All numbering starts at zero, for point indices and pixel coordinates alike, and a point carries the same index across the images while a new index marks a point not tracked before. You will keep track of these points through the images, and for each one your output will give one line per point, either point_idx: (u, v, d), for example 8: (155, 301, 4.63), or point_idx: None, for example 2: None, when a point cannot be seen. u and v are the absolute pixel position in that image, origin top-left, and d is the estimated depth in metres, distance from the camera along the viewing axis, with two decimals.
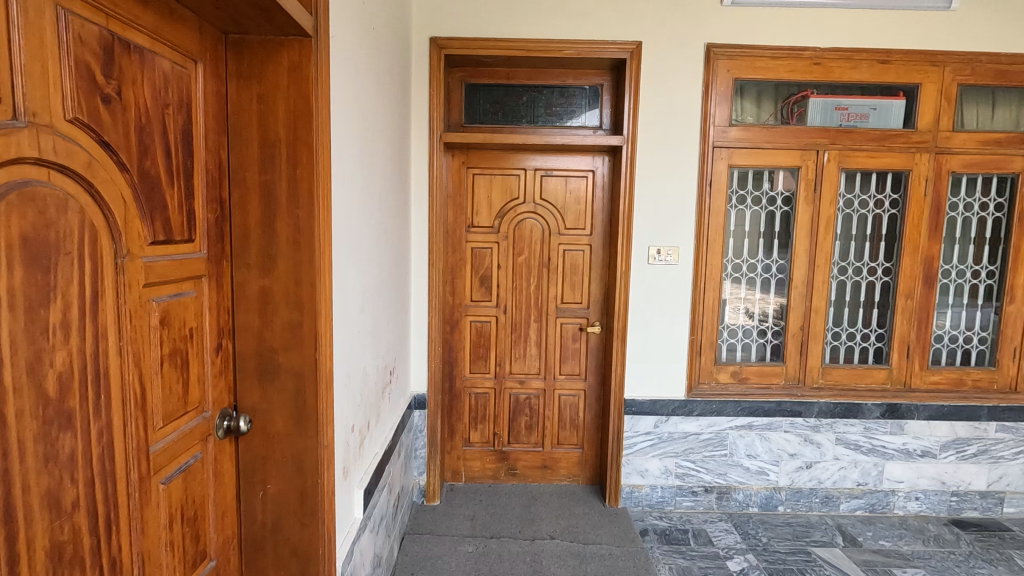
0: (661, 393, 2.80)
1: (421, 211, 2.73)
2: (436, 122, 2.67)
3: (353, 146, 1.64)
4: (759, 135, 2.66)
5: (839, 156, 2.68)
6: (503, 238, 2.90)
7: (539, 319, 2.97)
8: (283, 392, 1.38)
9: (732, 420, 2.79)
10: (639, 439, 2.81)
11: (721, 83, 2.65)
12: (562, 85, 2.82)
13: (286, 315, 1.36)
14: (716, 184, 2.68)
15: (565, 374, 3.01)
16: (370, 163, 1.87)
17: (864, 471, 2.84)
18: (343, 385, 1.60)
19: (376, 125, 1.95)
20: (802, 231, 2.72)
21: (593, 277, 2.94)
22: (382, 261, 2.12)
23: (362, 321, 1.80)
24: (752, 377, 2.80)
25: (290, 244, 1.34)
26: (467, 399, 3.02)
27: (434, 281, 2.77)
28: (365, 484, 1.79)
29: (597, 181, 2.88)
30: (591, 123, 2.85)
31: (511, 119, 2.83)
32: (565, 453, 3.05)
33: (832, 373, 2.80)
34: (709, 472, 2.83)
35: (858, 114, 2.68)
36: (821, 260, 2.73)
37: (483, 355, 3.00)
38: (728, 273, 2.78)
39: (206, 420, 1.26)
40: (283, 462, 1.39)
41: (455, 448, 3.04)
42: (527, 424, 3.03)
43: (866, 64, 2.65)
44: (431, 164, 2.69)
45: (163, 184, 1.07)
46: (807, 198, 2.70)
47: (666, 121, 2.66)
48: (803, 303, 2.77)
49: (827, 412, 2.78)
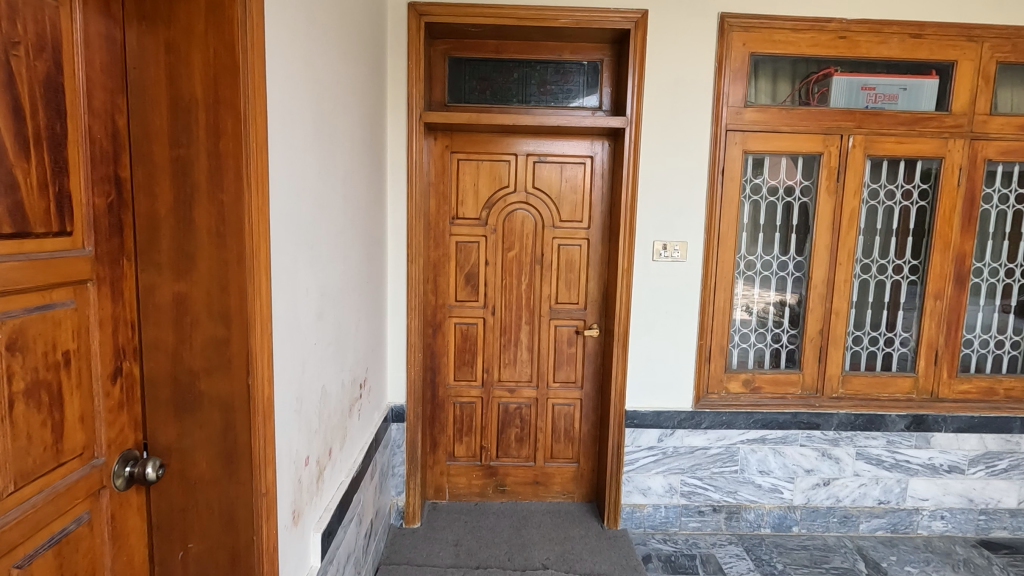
0: (666, 404, 2.53)
1: (398, 202, 2.43)
2: (415, 99, 2.36)
3: (304, 121, 1.32)
4: (777, 118, 2.38)
5: (865, 142, 2.41)
6: (491, 231, 2.61)
7: (530, 321, 2.68)
8: (207, 426, 1.08)
9: (743, 434, 2.53)
10: (641, 454, 2.54)
11: (736, 59, 2.36)
12: (557, 60, 2.52)
13: (210, 329, 1.06)
14: (729, 171, 2.40)
15: (559, 382, 2.73)
16: (330, 143, 1.56)
17: (886, 488, 2.59)
18: (290, 414, 1.29)
19: (340, 100, 1.64)
20: (822, 224, 2.45)
21: (591, 274, 2.65)
22: (349, 259, 1.81)
23: (319, 333, 1.49)
24: (765, 386, 2.53)
25: (212, 238, 1.04)
26: (452, 409, 2.74)
27: (413, 279, 2.46)
28: (324, 526, 1.51)
29: (595, 169, 2.59)
30: (590, 103, 2.56)
31: (500, 99, 2.53)
32: (559, 468, 2.77)
33: (852, 381, 2.55)
34: (717, 490, 2.57)
35: (886, 95, 2.41)
36: (844, 256, 2.47)
37: (469, 361, 2.71)
38: (740, 271, 2.50)
39: (97, 469, 0.96)
40: (209, 515, 1.10)
41: (438, 463, 2.76)
42: (517, 436, 2.76)
43: (896, 38, 2.38)
44: (409, 147, 2.39)
45: (8, 155, 0.78)
46: (828, 188, 2.43)
47: (674, 100, 2.37)
48: (823, 304, 2.50)
49: (847, 425, 2.53)
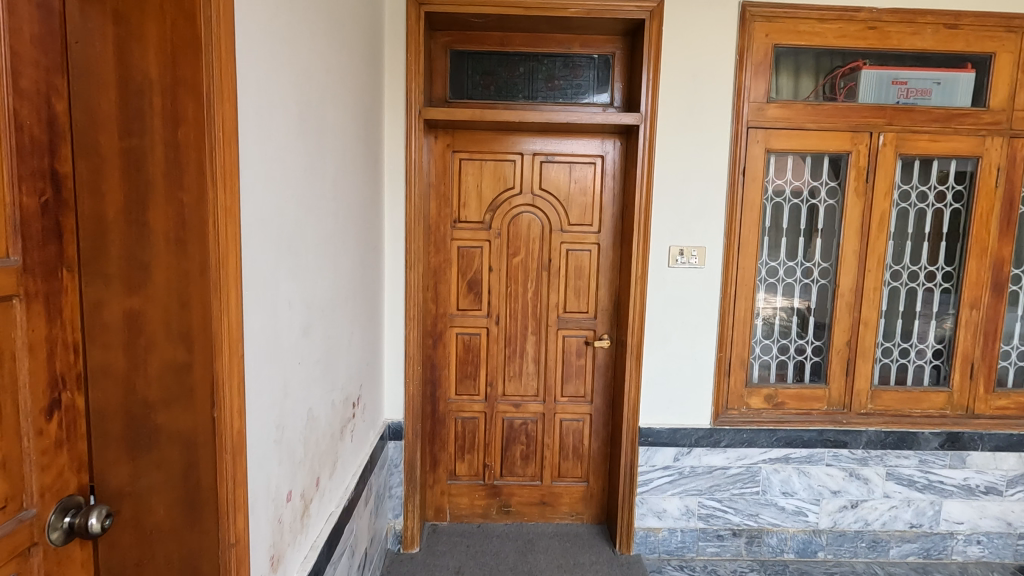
0: (683, 421, 2.36)
1: (395, 204, 2.27)
2: (415, 94, 2.20)
3: (288, 111, 1.17)
4: (802, 114, 2.22)
5: (896, 140, 2.25)
6: (496, 235, 2.45)
7: (537, 331, 2.51)
8: (165, 467, 0.92)
9: (765, 452, 2.36)
10: (656, 474, 2.37)
11: (758, 51, 2.21)
12: (566, 53, 2.37)
13: (167, 353, 0.89)
14: (750, 172, 2.24)
15: (568, 397, 2.57)
16: (319, 139, 1.40)
17: (918, 511, 2.42)
18: (269, 445, 1.12)
19: (331, 93, 1.49)
20: (850, 227, 2.29)
21: (601, 281, 2.49)
22: (341, 268, 1.64)
23: (304, 351, 1.33)
24: (789, 402, 2.37)
25: (171, 246, 0.87)
26: (453, 425, 2.57)
27: (411, 286, 2.30)
28: (309, 569, 1.34)
29: (606, 170, 2.43)
30: (601, 99, 2.40)
31: (505, 95, 2.38)
32: (567, 488, 2.60)
33: (882, 397, 2.38)
34: (737, 513, 2.40)
35: (919, 90, 2.25)
36: (873, 262, 2.30)
37: (472, 374, 2.54)
38: (761, 278, 2.33)
39: (26, 523, 0.80)
40: (167, 569, 0.94)
41: (439, 483, 2.59)
42: (523, 454, 2.59)
43: (930, 29, 2.22)
44: (408, 146, 2.23)
45: None
46: (857, 190, 2.27)
47: (692, 96, 2.21)
48: (851, 313, 2.34)
49: (876, 443, 2.37)
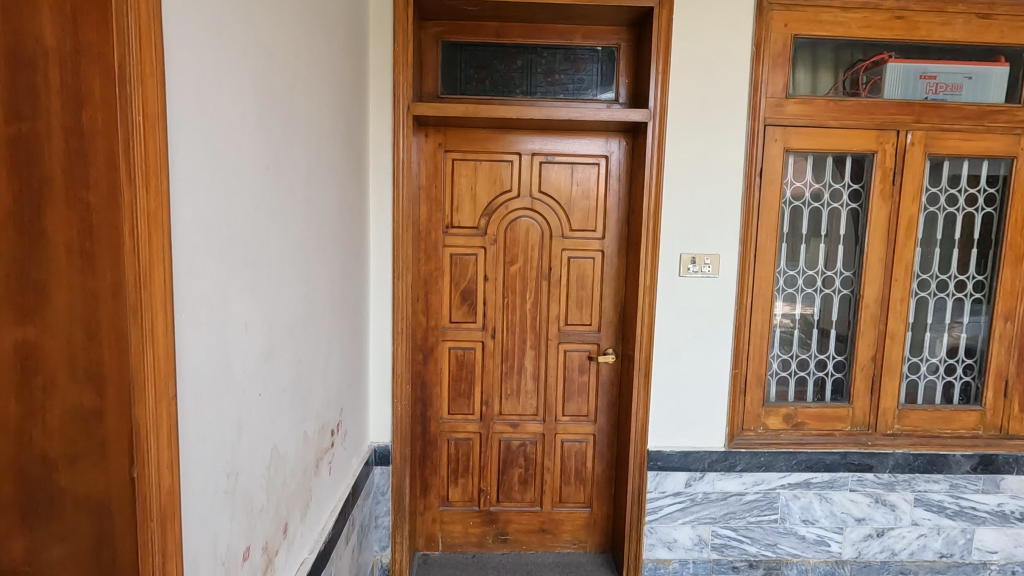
0: (696, 443, 2.17)
1: (382, 208, 2.08)
2: (403, 88, 2.02)
3: (242, 99, 0.99)
4: (823, 111, 2.05)
5: (925, 138, 2.08)
6: (491, 242, 2.26)
7: (536, 345, 2.33)
8: (71, 539, 0.72)
9: (784, 477, 2.18)
10: (667, 501, 2.18)
11: (776, 42, 2.04)
12: (567, 45, 2.19)
13: (72, 397, 0.70)
14: (768, 173, 2.06)
15: (569, 416, 2.38)
16: (288, 135, 1.22)
17: (948, 540, 2.24)
18: (216, 498, 0.93)
19: (304, 82, 1.32)
20: (876, 233, 2.11)
21: (605, 291, 2.30)
22: (315, 280, 1.45)
23: (266, 381, 1.13)
24: (809, 423, 2.19)
25: (74, 262, 0.69)
26: (445, 447, 2.38)
27: (399, 297, 2.11)
28: None
29: (611, 171, 2.25)
30: (605, 95, 2.22)
31: (501, 90, 2.20)
32: (569, 514, 2.41)
33: (910, 416, 2.20)
34: (754, 543, 2.21)
35: (948, 85, 2.08)
36: (901, 271, 2.13)
37: (465, 392, 2.35)
38: (779, 288, 2.15)
39: None
40: None
41: (430, 510, 2.39)
42: (521, 477, 2.40)
43: (961, 19, 2.05)
44: (395, 146, 2.04)
45: None
46: (883, 192, 2.10)
47: (705, 90, 2.03)
48: (875, 326, 2.16)
49: (904, 466, 2.19)
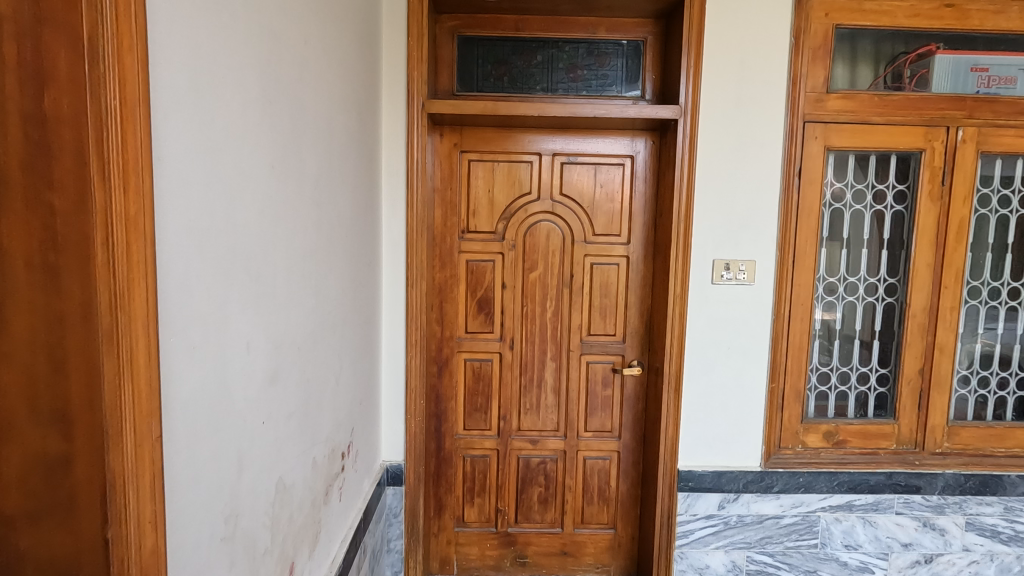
0: (729, 463, 2.03)
1: (394, 212, 1.96)
2: (417, 85, 1.90)
3: (244, 90, 0.87)
4: (867, 106, 1.91)
5: (977, 135, 1.94)
6: (510, 247, 2.13)
7: (557, 357, 2.19)
8: None
9: (824, 499, 2.03)
10: (698, 525, 2.03)
11: (816, 33, 1.90)
12: (591, 39, 2.06)
13: (34, 441, 0.58)
14: (808, 173, 1.93)
15: (592, 432, 2.24)
16: (296, 132, 1.10)
17: (1002, 566, 2.08)
18: (213, 548, 0.80)
19: (314, 74, 1.20)
20: (923, 238, 1.97)
21: (631, 299, 2.17)
22: (326, 291, 1.33)
23: (272, 406, 1.01)
24: (851, 441, 2.04)
25: (36, 277, 0.56)
26: (461, 465, 2.24)
27: (413, 306, 1.98)
28: None
29: (636, 172, 2.12)
30: (630, 91, 2.09)
31: (521, 87, 2.07)
32: (591, 536, 2.27)
33: (960, 434, 2.05)
34: (791, 569, 2.06)
35: (1002, 78, 1.94)
36: (950, 277, 1.98)
37: (482, 406, 2.22)
38: (818, 296, 2.00)
39: None
40: None
41: (444, 531, 2.26)
42: (541, 497, 2.26)
43: (1016, 7, 1.91)
44: (409, 145, 1.92)
45: None
46: (931, 193, 1.95)
47: (740, 84, 1.90)
48: (923, 337, 2.01)
49: (954, 487, 2.03)
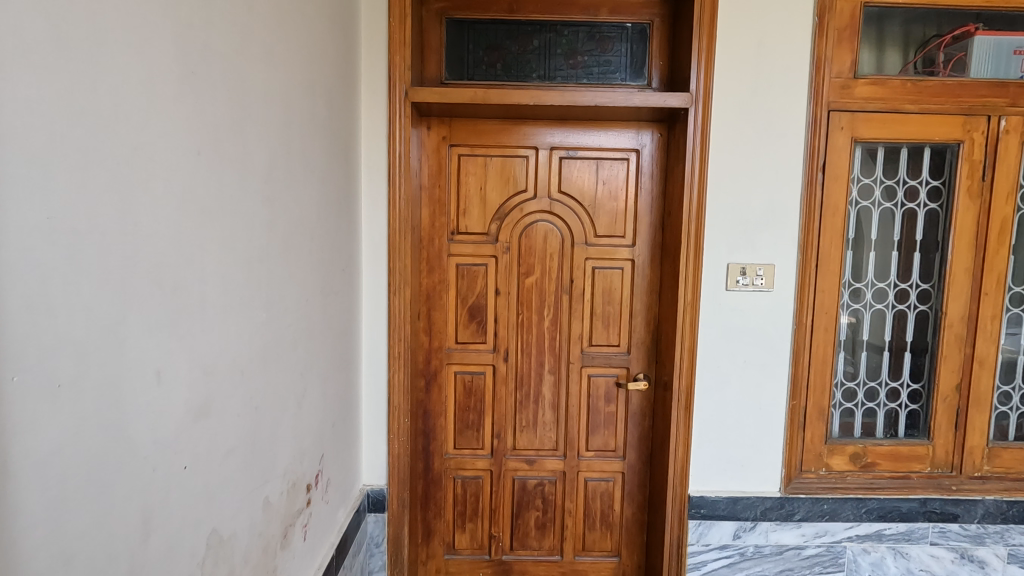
0: (746, 488, 1.83)
1: (375, 211, 1.78)
2: (400, 71, 1.72)
3: (150, 57, 0.69)
4: (899, 93, 1.72)
5: (1021, 125, 1.74)
6: (503, 250, 1.95)
7: (555, 370, 2.01)
8: None
9: (850, 528, 1.84)
10: (711, 556, 1.84)
11: (842, 12, 1.71)
12: (592, 22, 1.88)
13: None
14: (833, 168, 1.73)
15: (593, 451, 2.05)
16: (236, 114, 0.92)
17: None
18: None
19: (262, 46, 1.02)
20: (961, 239, 1.78)
21: (636, 307, 1.98)
22: (283, 302, 1.15)
23: (199, 446, 0.83)
24: (881, 464, 1.84)
25: None
26: (450, 487, 2.06)
27: (396, 315, 1.80)
28: None
29: (642, 167, 1.93)
30: (635, 80, 1.91)
31: (515, 74, 1.89)
32: (593, 565, 2.08)
33: (1002, 456, 1.85)
34: None
35: None
36: (991, 283, 1.78)
37: (474, 424, 2.03)
38: (844, 303, 1.81)
39: None
40: None
41: (433, 559, 2.08)
42: (538, 522, 2.07)
43: None
44: (391, 137, 1.74)
45: None
46: (969, 190, 1.76)
47: (758, 70, 1.71)
48: (962, 348, 1.81)
49: (995, 516, 1.84)
